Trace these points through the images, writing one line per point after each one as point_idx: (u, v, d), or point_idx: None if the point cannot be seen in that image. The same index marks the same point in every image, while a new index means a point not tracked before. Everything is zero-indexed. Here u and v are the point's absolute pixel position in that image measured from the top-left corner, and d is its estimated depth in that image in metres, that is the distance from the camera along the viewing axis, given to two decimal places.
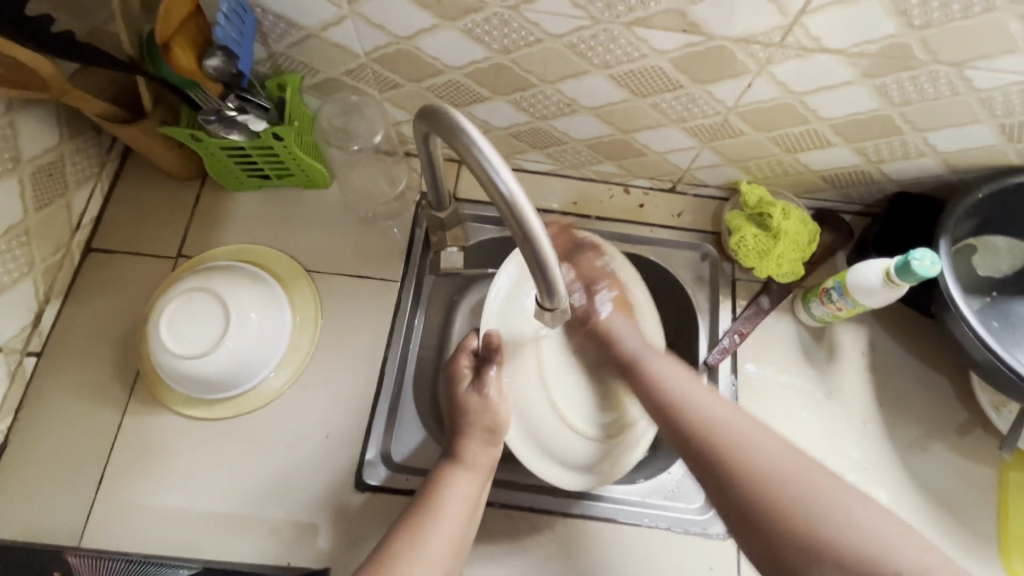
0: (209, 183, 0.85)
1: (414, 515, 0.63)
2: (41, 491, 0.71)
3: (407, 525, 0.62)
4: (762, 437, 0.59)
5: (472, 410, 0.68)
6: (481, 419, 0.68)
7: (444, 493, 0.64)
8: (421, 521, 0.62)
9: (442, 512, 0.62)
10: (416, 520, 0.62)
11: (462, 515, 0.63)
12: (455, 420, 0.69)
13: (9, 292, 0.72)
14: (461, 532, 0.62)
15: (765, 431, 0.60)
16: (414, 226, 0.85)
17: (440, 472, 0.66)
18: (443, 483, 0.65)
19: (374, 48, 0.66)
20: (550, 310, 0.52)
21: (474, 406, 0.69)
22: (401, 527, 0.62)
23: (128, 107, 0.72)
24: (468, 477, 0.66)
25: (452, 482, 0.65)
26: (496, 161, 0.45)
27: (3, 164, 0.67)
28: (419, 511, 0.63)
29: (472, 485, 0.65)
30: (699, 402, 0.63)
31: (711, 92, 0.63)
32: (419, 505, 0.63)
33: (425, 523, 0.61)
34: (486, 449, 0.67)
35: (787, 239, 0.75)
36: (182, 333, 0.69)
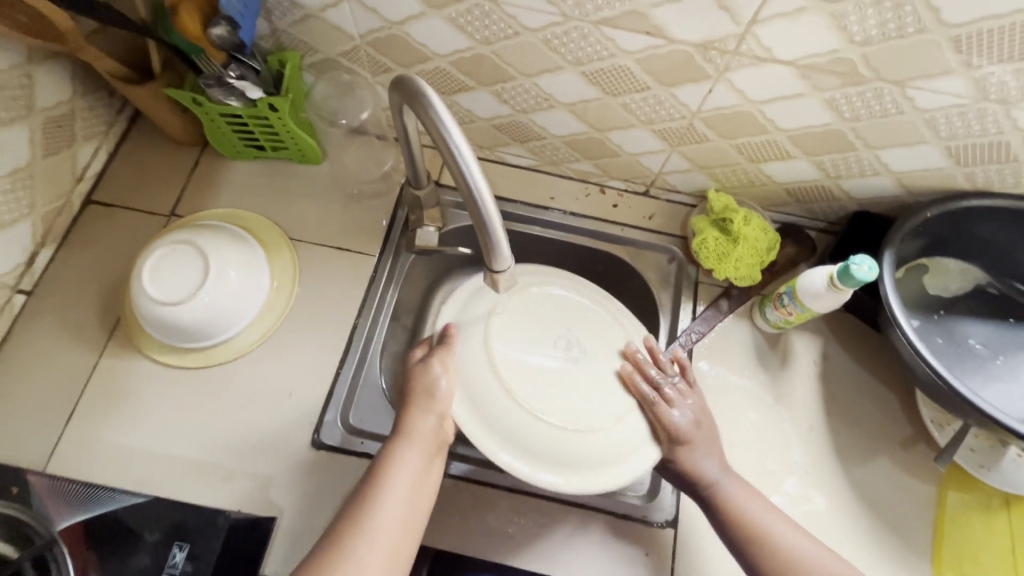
0: (208, 150, 0.90)
1: (359, 499, 0.60)
2: (14, 420, 0.75)
3: (352, 508, 0.60)
4: (799, 540, 0.64)
5: (415, 387, 0.63)
6: (419, 388, 0.62)
7: (390, 473, 0.61)
8: (366, 504, 0.59)
9: (387, 491, 0.60)
10: (361, 504, 0.60)
11: (410, 493, 0.61)
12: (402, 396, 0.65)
13: (8, 230, 0.76)
14: (409, 507, 0.60)
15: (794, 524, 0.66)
16: (397, 206, 0.89)
17: (387, 451, 0.62)
18: (389, 462, 0.62)
19: (368, 31, 0.72)
20: (498, 272, 0.55)
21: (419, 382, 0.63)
22: (346, 514, 0.59)
23: (138, 69, 0.77)
24: (414, 453, 0.62)
25: (397, 461, 0.61)
26: (455, 129, 0.49)
27: (17, 110, 0.72)
28: (365, 493, 0.60)
29: (419, 463, 0.62)
30: (767, 522, 0.65)
31: (676, 95, 0.68)
32: (364, 489, 0.61)
33: (368, 502, 0.60)
34: (433, 424, 0.62)
35: (747, 243, 0.79)
36: (163, 282, 0.73)
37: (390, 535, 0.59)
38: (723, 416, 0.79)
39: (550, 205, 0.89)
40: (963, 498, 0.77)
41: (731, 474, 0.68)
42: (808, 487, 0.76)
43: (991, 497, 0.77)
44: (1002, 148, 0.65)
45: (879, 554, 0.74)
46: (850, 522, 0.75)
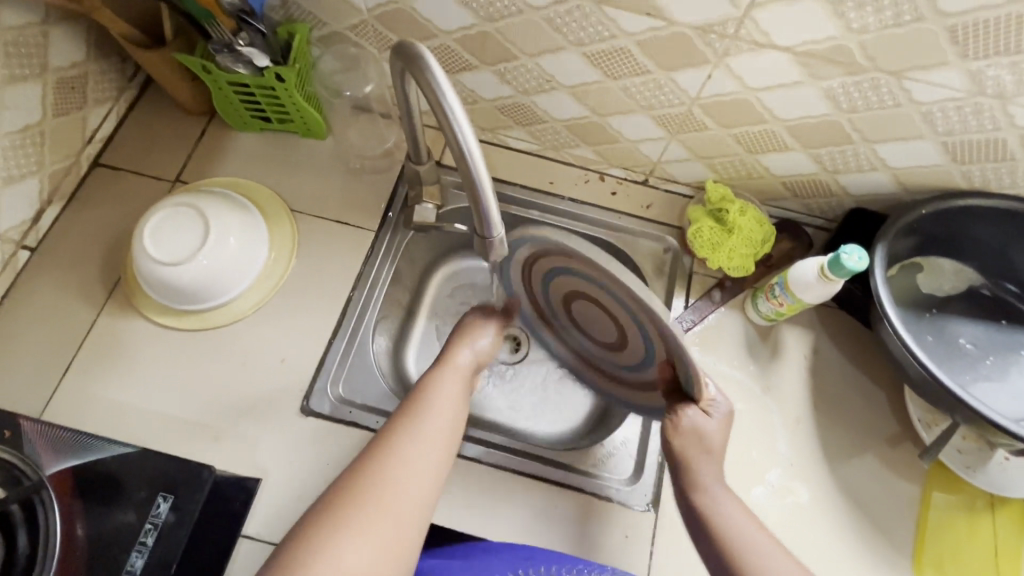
0: (216, 120, 0.92)
1: (407, 408, 0.65)
2: (12, 371, 0.76)
3: (400, 415, 0.64)
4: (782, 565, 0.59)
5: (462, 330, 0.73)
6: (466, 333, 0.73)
7: (435, 388, 0.67)
8: (414, 411, 0.64)
9: (433, 401, 0.65)
10: (408, 410, 0.64)
11: (454, 406, 0.66)
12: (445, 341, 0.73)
13: (16, 185, 0.78)
14: (454, 417, 0.65)
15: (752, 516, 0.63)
16: (398, 184, 0.90)
17: (428, 376, 0.68)
18: (434, 380, 0.67)
19: (375, 5, 0.73)
20: (487, 242, 0.55)
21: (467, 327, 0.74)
22: (394, 419, 0.64)
23: (150, 34, 0.79)
24: (458, 375, 0.69)
25: (441, 379, 0.68)
26: (450, 92, 0.50)
27: (31, 67, 0.74)
28: (411, 403, 0.65)
29: (461, 383, 0.68)
30: (753, 538, 0.60)
31: (675, 80, 0.68)
32: (406, 408, 0.65)
33: (415, 417, 0.64)
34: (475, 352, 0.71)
35: (741, 234, 0.79)
36: (164, 242, 0.74)
37: (438, 439, 0.63)
38: None
39: (550, 190, 0.90)
40: (948, 498, 0.76)
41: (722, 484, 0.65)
42: (792, 479, 0.76)
43: (977, 499, 0.77)
44: (999, 146, 0.65)
45: (860, 549, 0.74)
46: (832, 516, 0.75)
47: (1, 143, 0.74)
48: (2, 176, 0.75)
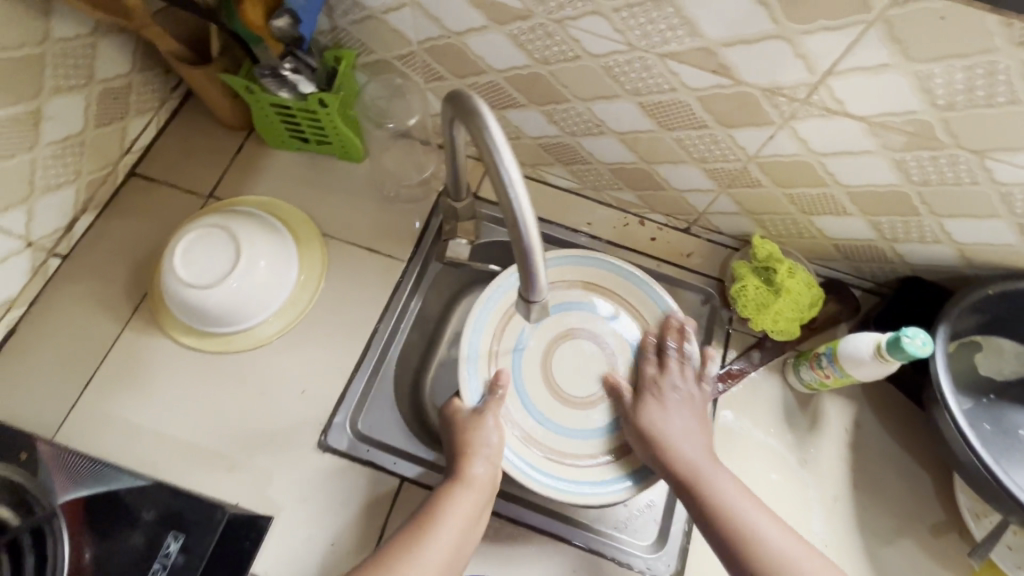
0: (254, 136, 0.91)
1: (412, 527, 0.62)
2: (32, 382, 0.75)
3: (402, 538, 0.62)
4: (777, 531, 0.63)
5: (466, 429, 0.68)
6: (476, 437, 0.67)
7: (444, 512, 0.63)
8: (417, 538, 0.61)
9: (439, 529, 0.62)
10: (413, 535, 0.61)
11: (462, 534, 0.62)
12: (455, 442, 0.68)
13: (52, 194, 0.77)
14: (458, 548, 0.62)
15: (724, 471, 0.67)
16: (432, 214, 0.88)
17: (443, 489, 0.65)
18: (444, 502, 0.63)
19: (426, 38, 0.71)
20: (532, 305, 0.52)
21: (472, 426, 0.68)
22: (396, 543, 0.61)
23: (196, 51, 0.78)
24: (469, 499, 0.64)
25: (451, 503, 0.63)
26: (506, 151, 0.46)
27: (76, 78, 0.74)
28: (419, 525, 0.62)
29: (472, 509, 0.64)
30: (744, 507, 0.64)
31: (734, 137, 0.65)
32: (418, 522, 0.63)
33: (424, 537, 0.61)
34: (486, 470, 0.66)
35: (789, 296, 0.75)
36: (194, 264, 0.73)
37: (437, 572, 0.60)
38: (744, 471, 0.76)
39: (586, 230, 0.87)
40: None
41: (709, 458, 0.68)
42: None
43: None
44: None
45: None
46: None
47: (43, 152, 0.73)
48: (39, 185, 0.75)
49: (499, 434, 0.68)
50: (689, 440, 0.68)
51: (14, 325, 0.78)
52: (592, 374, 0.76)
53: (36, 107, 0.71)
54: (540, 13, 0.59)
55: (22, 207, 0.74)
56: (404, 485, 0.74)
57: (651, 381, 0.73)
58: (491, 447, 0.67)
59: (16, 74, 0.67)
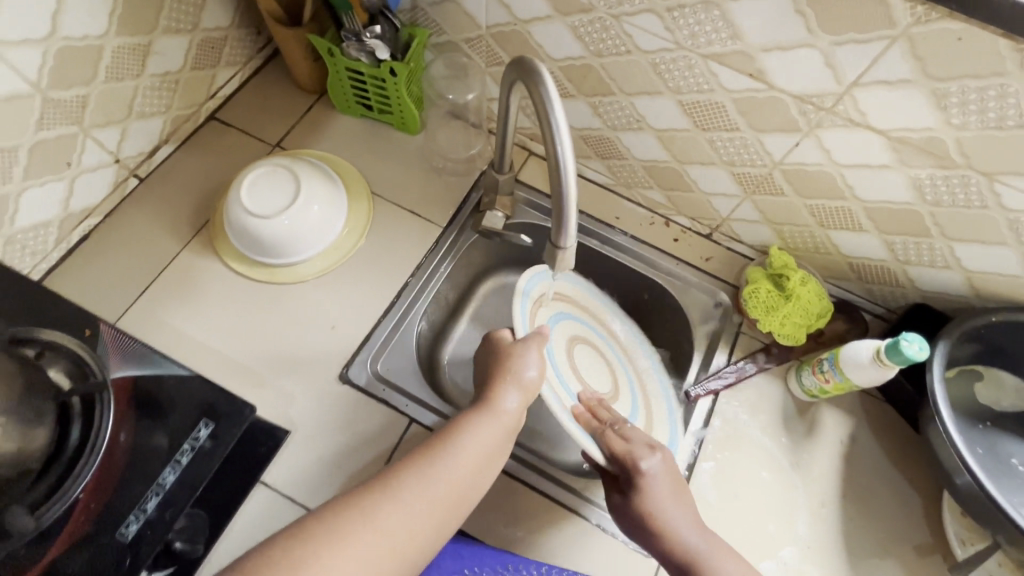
0: (324, 100, 1.00)
1: (429, 445, 0.61)
2: (96, 283, 0.82)
3: (417, 452, 0.60)
4: None
5: (512, 362, 0.69)
6: (517, 371, 0.68)
7: (466, 434, 0.62)
8: (433, 455, 0.60)
9: (456, 449, 0.61)
10: (429, 451, 0.60)
11: (476, 462, 0.61)
12: (495, 375, 0.69)
13: (145, 120, 0.86)
14: (468, 477, 0.60)
15: (731, 552, 0.64)
16: (472, 188, 0.94)
17: (470, 415, 0.64)
18: (469, 423, 0.63)
19: (495, 24, 0.79)
20: (559, 250, 0.58)
21: (517, 361, 0.70)
22: (414, 453, 0.60)
23: (291, 15, 0.88)
24: (494, 427, 0.64)
25: (475, 426, 0.63)
26: (558, 104, 0.53)
27: (185, 23, 0.84)
28: (437, 443, 0.61)
29: (494, 435, 0.63)
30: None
31: (763, 142, 0.71)
32: (436, 442, 0.61)
33: (438, 457, 0.60)
34: (518, 404, 0.66)
35: (798, 302, 0.79)
36: (258, 196, 0.81)
37: (444, 491, 0.58)
38: (736, 465, 0.78)
39: (616, 226, 0.93)
40: None
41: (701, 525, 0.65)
42: (805, 562, 0.74)
43: None
44: None
45: None
46: None
47: (145, 82, 0.83)
48: (137, 110, 0.84)
49: (537, 371, 0.70)
50: (687, 519, 0.65)
51: (87, 231, 0.85)
52: (600, 377, 0.82)
53: (149, 41, 0.80)
54: (601, 6, 0.67)
55: (119, 126, 0.83)
56: (412, 426, 0.78)
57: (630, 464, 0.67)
58: (529, 380, 0.68)
59: (140, 10, 0.78)
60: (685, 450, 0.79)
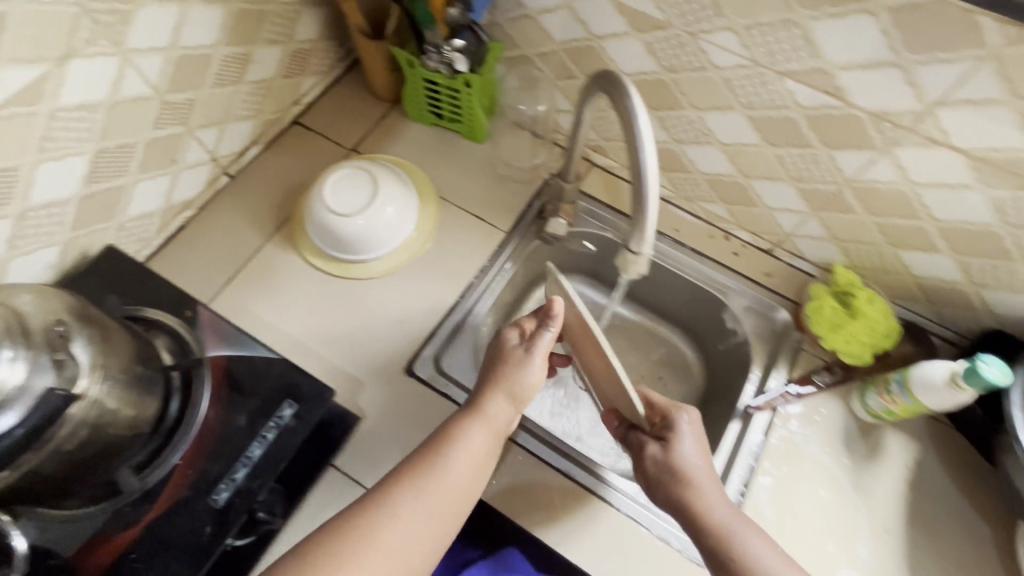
0: (396, 108, 1.05)
1: (422, 457, 0.66)
2: (189, 271, 0.89)
3: (413, 464, 0.66)
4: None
5: (510, 362, 0.71)
6: (510, 375, 0.70)
7: (454, 444, 0.66)
8: (426, 468, 0.65)
9: (447, 460, 0.65)
10: (421, 464, 0.65)
11: (467, 469, 0.66)
12: (487, 378, 0.71)
13: (240, 123, 0.93)
14: (461, 484, 0.65)
15: (753, 529, 0.63)
16: (535, 196, 0.98)
17: (458, 423, 0.68)
18: (458, 433, 0.67)
19: (570, 39, 0.82)
20: (632, 253, 0.60)
21: (515, 362, 0.71)
22: (407, 466, 0.65)
23: (374, 29, 0.94)
24: (482, 431, 0.68)
25: (464, 435, 0.67)
26: (643, 115, 0.55)
27: (281, 36, 0.91)
28: (428, 454, 0.66)
29: (483, 441, 0.68)
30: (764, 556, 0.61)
31: (835, 159, 0.71)
32: (427, 453, 0.66)
33: (430, 469, 0.65)
34: (507, 408, 0.70)
35: (865, 320, 0.78)
36: (340, 196, 0.87)
37: (437, 500, 0.64)
38: (796, 482, 0.77)
39: (676, 238, 0.94)
40: None
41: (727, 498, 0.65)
42: None
43: None
44: None
45: None
46: None
47: (243, 88, 0.90)
48: (233, 114, 0.91)
49: (537, 376, 0.71)
50: (712, 484, 0.65)
51: (182, 222, 0.92)
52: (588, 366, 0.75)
53: (249, 51, 0.88)
54: (678, 24, 0.69)
55: (217, 128, 0.90)
56: None
57: (665, 417, 0.70)
58: (521, 385, 0.70)
59: (247, 23, 0.85)
60: (744, 464, 0.79)
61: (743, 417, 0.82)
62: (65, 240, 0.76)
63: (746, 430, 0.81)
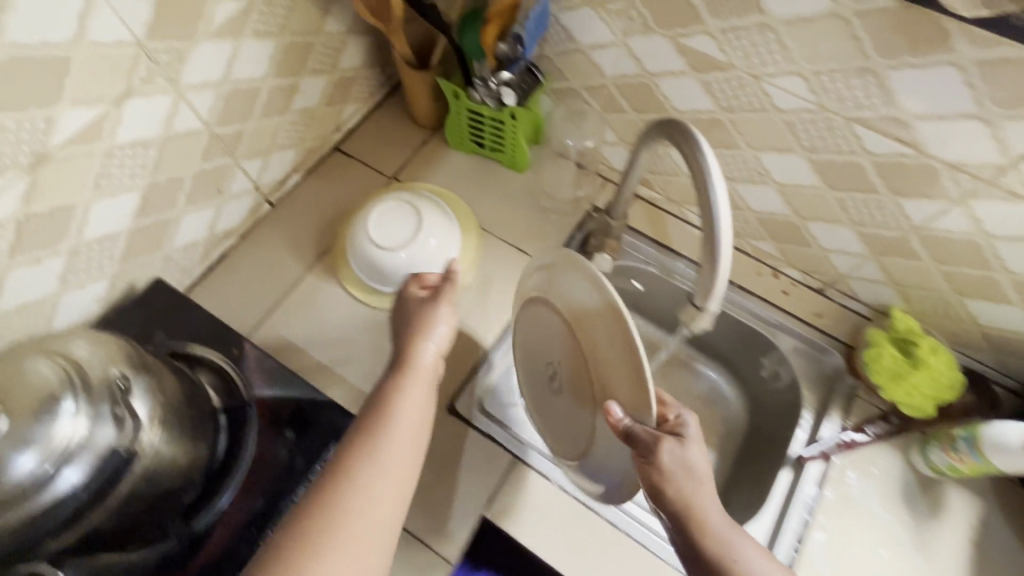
0: (436, 135, 1.05)
1: (365, 432, 0.62)
2: (230, 301, 0.89)
3: (358, 441, 0.61)
4: None
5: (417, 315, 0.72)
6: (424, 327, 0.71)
7: (395, 407, 0.64)
8: (373, 440, 0.61)
9: (391, 424, 0.62)
10: (365, 439, 0.61)
11: (412, 432, 0.63)
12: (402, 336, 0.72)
13: (283, 152, 0.93)
14: (408, 449, 0.62)
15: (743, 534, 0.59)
16: (577, 228, 0.96)
17: (393, 387, 0.66)
18: (396, 396, 0.65)
19: (622, 75, 0.80)
20: (698, 309, 0.58)
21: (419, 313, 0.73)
22: (351, 446, 0.61)
23: (419, 59, 0.93)
24: (418, 387, 0.66)
25: (403, 396, 0.65)
26: (716, 169, 0.54)
27: (326, 65, 0.91)
28: (371, 427, 0.62)
29: (421, 396, 0.66)
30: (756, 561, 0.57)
31: (902, 206, 0.69)
32: (369, 425, 0.62)
33: (377, 439, 0.61)
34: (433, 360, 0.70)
35: (929, 372, 0.74)
36: (384, 228, 0.86)
37: (391, 472, 0.59)
38: (854, 538, 0.74)
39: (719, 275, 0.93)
40: None
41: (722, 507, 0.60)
42: None
43: None
44: None
45: None
46: None
47: (288, 118, 0.90)
48: (277, 144, 0.91)
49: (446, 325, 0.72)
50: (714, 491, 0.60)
51: (224, 251, 0.92)
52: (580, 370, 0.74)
53: (295, 82, 0.87)
54: (741, 66, 0.67)
55: (262, 158, 0.90)
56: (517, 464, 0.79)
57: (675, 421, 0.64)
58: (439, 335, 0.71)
59: (295, 55, 0.84)
60: (799, 516, 0.76)
61: (796, 466, 0.80)
62: (113, 274, 0.76)
63: (799, 480, 0.78)
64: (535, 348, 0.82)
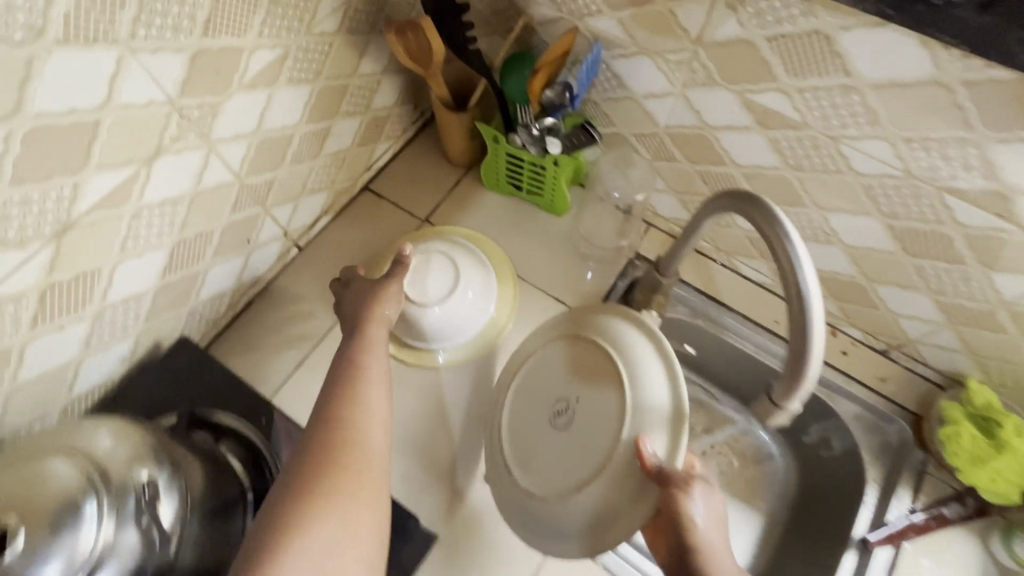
0: (470, 173, 1.00)
1: (333, 408, 0.56)
2: (256, 353, 0.85)
3: (326, 417, 0.55)
4: None
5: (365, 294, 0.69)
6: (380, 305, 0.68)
7: (360, 377, 0.59)
8: (343, 414, 0.56)
9: (359, 394, 0.58)
10: (334, 414, 0.56)
11: (382, 403, 0.58)
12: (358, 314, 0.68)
13: (314, 195, 0.89)
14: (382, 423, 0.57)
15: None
16: (619, 277, 0.89)
17: (354, 359, 0.61)
18: (359, 365, 0.60)
19: (677, 124, 0.75)
20: (779, 409, 0.53)
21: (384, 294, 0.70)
22: (319, 424, 0.55)
23: (456, 99, 0.89)
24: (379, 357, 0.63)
25: (367, 365, 0.61)
26: (806, 260, 0.48)
27: (359, 106, 0.87)
28: (341, 403, 0.57)
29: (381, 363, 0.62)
30: None
31: (992, 279, 0.63)
32: (334, 399, 0.57)
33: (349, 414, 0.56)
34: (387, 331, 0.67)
35: (1014, 457, 0.67)
36: (419, 281, 0.81)
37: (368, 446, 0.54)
38: None
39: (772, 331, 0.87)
40: None
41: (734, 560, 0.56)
42: None
43: None
44: None
45: None
46: None
47: (320, 161, 0.86)
48: (308, 188, 0.87)
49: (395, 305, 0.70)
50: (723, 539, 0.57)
51: (249, 298, 0.88)
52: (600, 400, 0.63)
53: (330, 125, 0.83)
54: (817, 125, 0.62)
55: (292, 203, 0.86)
56: None
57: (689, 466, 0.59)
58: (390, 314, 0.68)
59: (330, 99, 0.80)
60: None
61: (862, 549, 0.74)
62: (137, 332, 0.72)
63: (867, 566, 0.72)
64: (543, 376, 0.70)
